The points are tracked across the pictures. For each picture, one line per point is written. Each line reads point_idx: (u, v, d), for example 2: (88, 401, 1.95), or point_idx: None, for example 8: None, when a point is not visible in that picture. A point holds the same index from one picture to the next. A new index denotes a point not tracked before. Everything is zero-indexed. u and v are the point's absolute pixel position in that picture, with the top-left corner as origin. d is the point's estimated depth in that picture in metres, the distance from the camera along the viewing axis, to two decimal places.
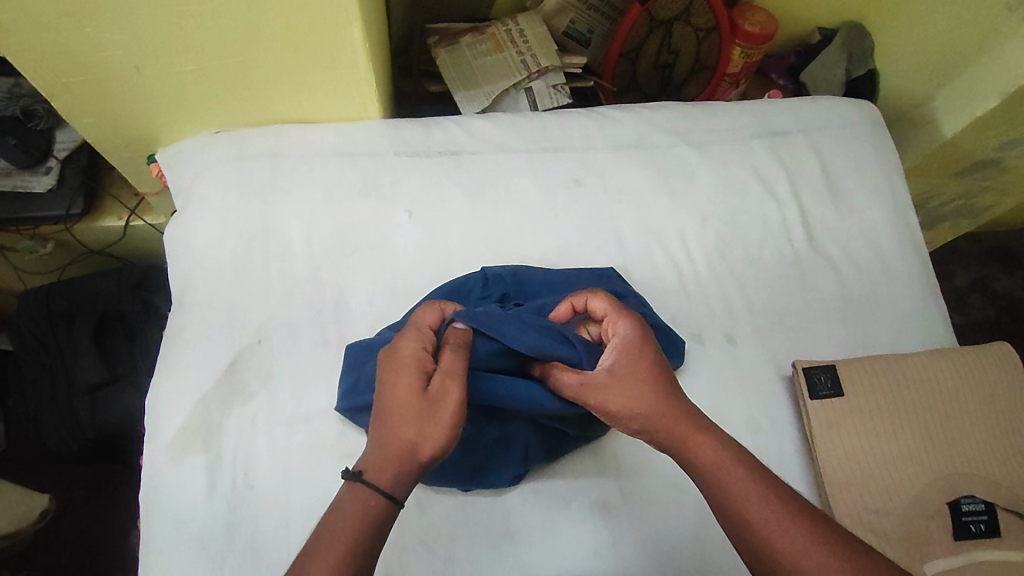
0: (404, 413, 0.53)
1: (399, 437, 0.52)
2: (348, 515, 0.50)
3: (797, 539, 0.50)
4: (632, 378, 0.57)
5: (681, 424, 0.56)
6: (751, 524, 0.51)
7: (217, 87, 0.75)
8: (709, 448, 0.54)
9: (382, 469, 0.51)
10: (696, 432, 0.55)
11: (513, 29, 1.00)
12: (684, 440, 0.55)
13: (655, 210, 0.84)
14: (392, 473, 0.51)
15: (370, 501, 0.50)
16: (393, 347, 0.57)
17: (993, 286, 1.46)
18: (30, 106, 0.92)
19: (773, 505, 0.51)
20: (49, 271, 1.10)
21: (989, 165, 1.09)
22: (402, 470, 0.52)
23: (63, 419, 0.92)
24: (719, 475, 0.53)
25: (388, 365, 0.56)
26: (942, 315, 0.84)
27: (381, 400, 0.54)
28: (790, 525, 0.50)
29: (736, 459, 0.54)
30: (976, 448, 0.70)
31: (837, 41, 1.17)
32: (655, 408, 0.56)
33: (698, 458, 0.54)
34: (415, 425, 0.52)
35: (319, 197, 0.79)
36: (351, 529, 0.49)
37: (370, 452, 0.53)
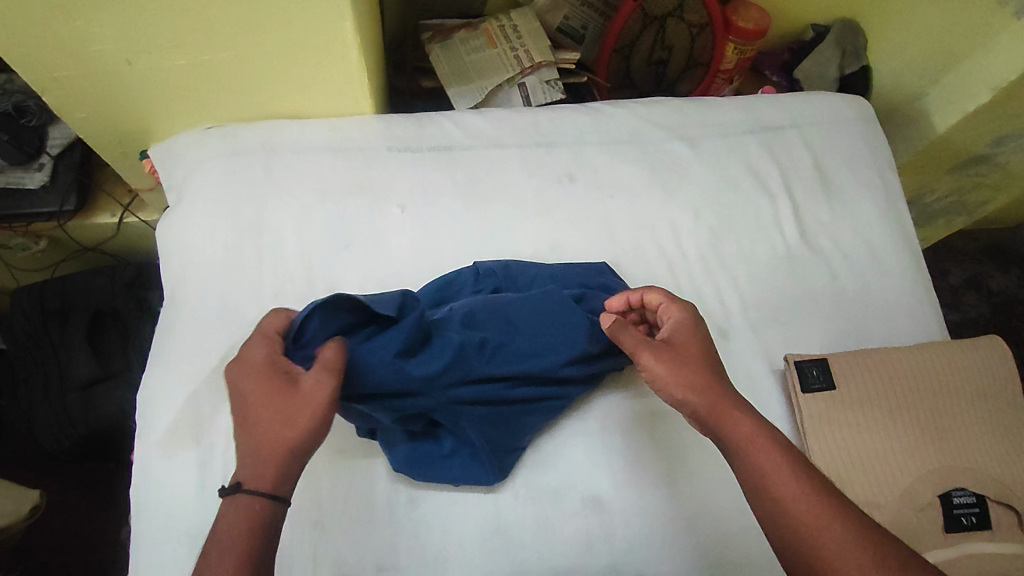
0: (274, 415, 0.50)
1: (269, 439, 0.50)
2: (232, 525, 0.47)
3: (815, 510, 0.49)
4: (682, 355, 0.59)
5: (720, 401, 0.56)
6: (777, 500, 0.50)
7: (210, 81, 0.75)
8: (742, 424, 0.55)
9: (260, 472, 0.49)
10: (733, 409, 0.56)
11: (506, 25, 1.01)
12: (720, 416, 0.55)
13: (648, 205, 0.84)
14: (271, 475, 0.49)
15: (255, 506, 0.48)
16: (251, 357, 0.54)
17: (988, 284, 1.47)
18: (23, 102, 0.92)
19: (796, 479, 0.50)
20: (42, 268, 1.10)
21: (982, 161, 1.09)
22: (281, 470, 0.49)
23: (56, 416, 0.92)
24: (750, 450, 0.53)
25: (248, 374, 0.53)
26: (935, 309, 0.84)
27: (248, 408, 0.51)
28: (810, 498, 0.49)
29: (766, 435, 0.54)
30: (968, 441, 0.71)
31: (829, 39, 1.17)
32: (696, 384, 0.57)
33: (733, 435, 0.54)
34: (288, 426, 0.50)
35: (312, 192, 0.79)
36: (243, 537, 0.47)
37: (248, 461, 0.50)
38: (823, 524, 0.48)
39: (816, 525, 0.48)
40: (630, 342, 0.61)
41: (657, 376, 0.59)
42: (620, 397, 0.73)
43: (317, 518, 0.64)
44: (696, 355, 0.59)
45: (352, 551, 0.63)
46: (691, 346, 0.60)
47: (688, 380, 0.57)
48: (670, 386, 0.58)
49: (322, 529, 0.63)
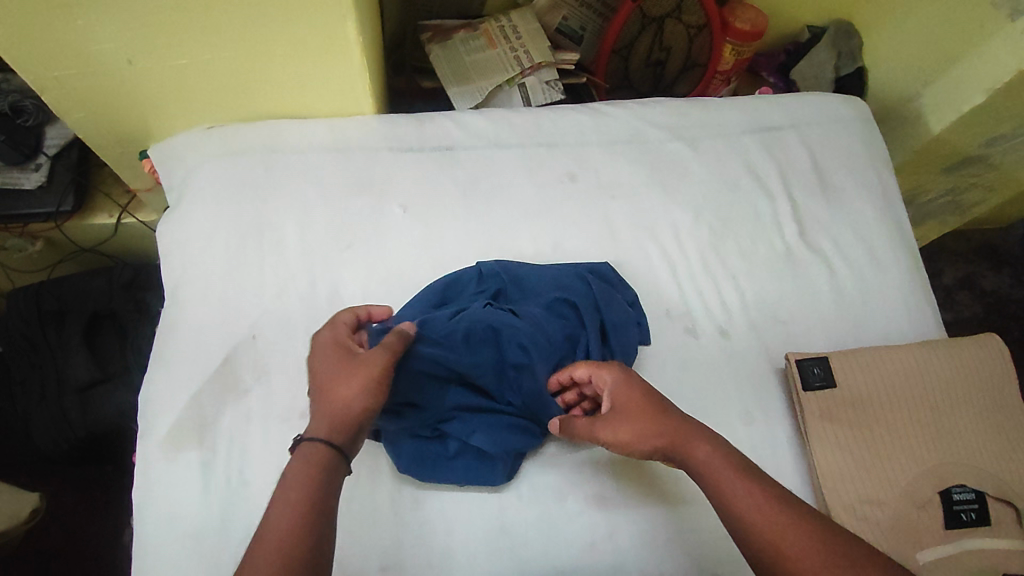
0: (336, 378, 0.55)
1: (339, 399, 0.53)
2: (294, 476, 0.50)
3: (774, 527, 0.51)
4: (627, 422, 0.59)
5: (676, 437, 0.58)
6: (740, 521, 0.52)
7: (210, 81, 0.75)
8: (702, 450, 0.57)
9: (327, 428, 0.52)
10: (693, 437, 0.57)
11: (506, 25, 1.01)
12: (683, 447, 0.57)
13: (648, 205, 0.84)
14: (329, 424, 0.52)
15: (318, 454, 0.51)
16: (322, 346, 0.59)
17: (981, 283, 1.48)
18: (19, 102, 0.90)
19: (757, 499, 0.53)
20: (39, 269, 1.09)
21: (976, 161, 1.10)
22: (349, 426, 0.53)
23: (53, 418, 0.91)
24: (712, 475, 0.55)
25: (321, 355, 0.58)
26: (933, 308, 0.85)
27: (317, 379, 0.55)
28: (773, 517, 0.52)
29: (725, 459, 0.56)
30: (966, 439, 0.71)
31: (825, 40, 1.19)
32: (650, 436, 0.58)
33: (696, 460, 0.56)
34: (347, 386, 0.54)
35: (313, 192, 0.79)
36: (303, 483, 0.49)
37: (315, 418, 0.53)
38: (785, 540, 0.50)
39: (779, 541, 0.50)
40: (580, 429, 0.61)
41: (617, 446, 0.59)
42: None
43: None
44: (639, 412, 0.59)
45: (356, 551, 0.63)
46: (630, 403, 0.60)
47: (643, 438, 0.58)
48: (633, 452, 0.59)
49: None
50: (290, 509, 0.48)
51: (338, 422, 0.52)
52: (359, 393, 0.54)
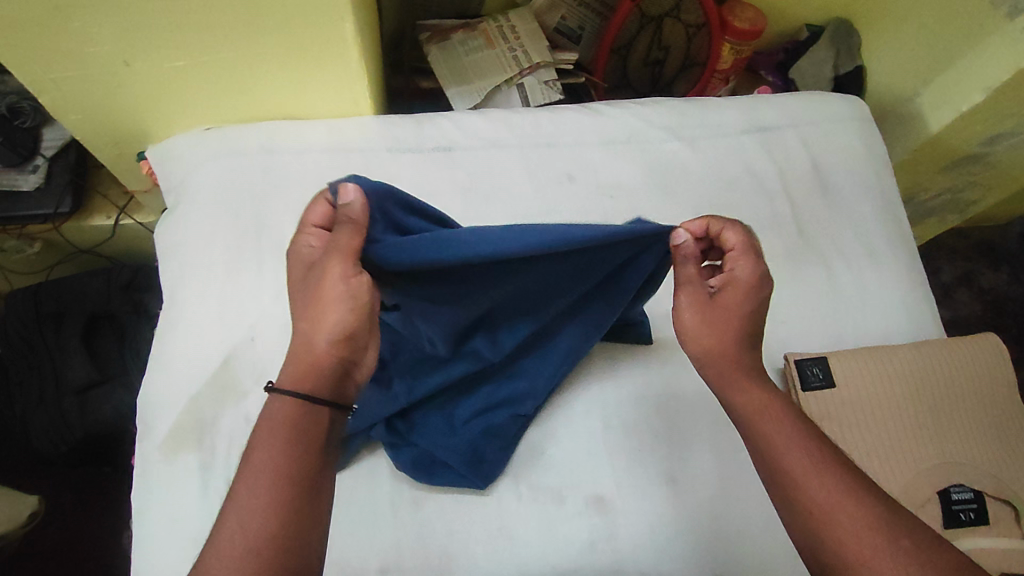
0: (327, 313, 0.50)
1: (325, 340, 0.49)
2: (272, 430, 0.48)
3: (817, 482, 0.50)
4: (720, 316, 0.58)
5: (734, 370, 0.58)
6: (784, 472, 0.52)
7: (206, 81, 0.74)
8: (745, 396, 0.57)
9: (302, 380, 0.49)
10: (743, 378, 0.57)
11: (504, 25, 1.00)
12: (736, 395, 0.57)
13: (647, 205, 0.84)
14: (308, 378, 0.49)
15: (296, 408, 0.48)
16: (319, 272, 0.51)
17: (979, 281, 1.48)
18: (16, 103, 0.90)
19: (810, 455, 0.52)
20: (37, 271, 1.09)
21: (975, 159, 1.10)
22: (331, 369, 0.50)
23: (52, 420, 0.91)
24: (760, 422, 0.55)
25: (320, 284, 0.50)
26: (930, 307, 0.85)
27: (313, 319, 0.50)
28: (820, 470, 0.51)
29: (778, 414, 0.55)
30: (963, 437, 0.72)
31: (823, 39, 1.19)
32: (720, 345, 0.58)
33: (740, 405, 0.56)
34: (336, 324, 0.49)
35: (311, 192, 0.79)
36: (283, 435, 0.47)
37: (310, 367, 0.49)
38: (830, 502, 0.49)
39: (822, 497, 0.49)
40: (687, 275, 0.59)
41: (682, 324, 0.60)
42: (621, 395, 0.73)
43: None
44: (732, 321, 0.58)
45: (356, 552, 0.63)
46: (730, 307, 0.58)
47: (713, 338, 0.58)
48: (691, 338, 0.60)
49: None
50: (272, 467, 0.46)
51: (316, 370, 0.49)
52: (346, 299, 0.50)
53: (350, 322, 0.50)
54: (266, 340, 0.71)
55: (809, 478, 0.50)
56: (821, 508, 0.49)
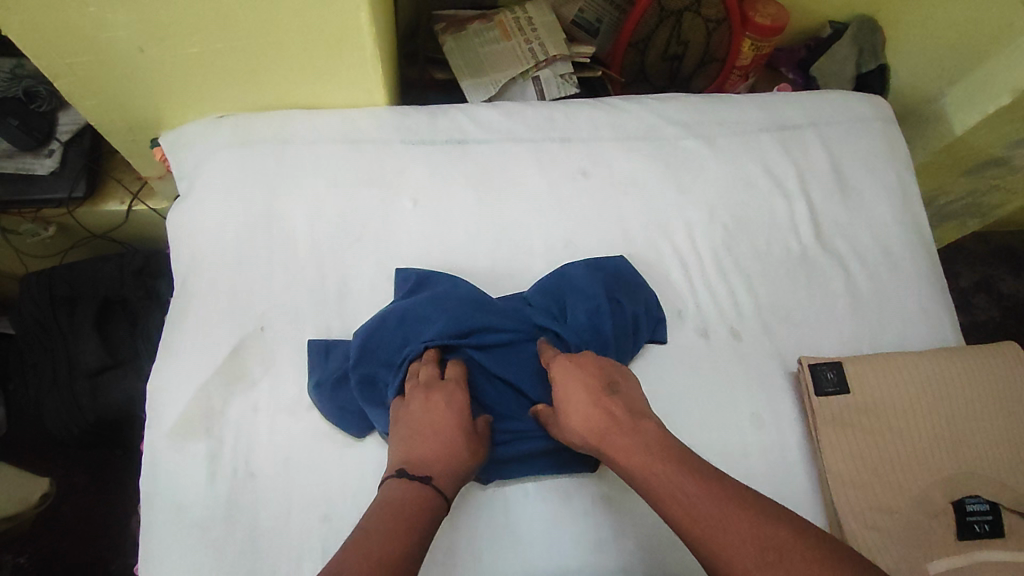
0: (442, 425, 0.59)
1: (450, 441, 0.58)
2: (400, 503, 0.52)
3: (688, 501, 0.51)
4: (571, 400, 0.60)
5: (597, 419, 0.58)
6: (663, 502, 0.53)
7: (221, 69, 0.74)
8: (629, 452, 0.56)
9: (442, 469, 0.56)
10: (621, 438, 0.57)
11: (521, 17, 0.99)
12: (608, 439, 0.57)
13: (662, 202, 0.83)
14: (443, 471, 0.56)
15: (427, 495, 0.54)
16: (441, 390, 0.61)
17: (998, 287, 1.45)
18: (32, 88, 0.90)
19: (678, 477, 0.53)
20: (51, 255, 1.10)
21: (999, 163, 1.07)
22: (453, 471, 0.56)
23: (64, 403, 0.92)
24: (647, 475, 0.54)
25: (442, 401, 0.60)
26: (951, 312, 0.83)
27: (435, 421, 0.59)
28: (681, 489, 0.52)
29: (648, 451, 0.55)
30: (982, 449, 0.70)
31: (846, 37, 1.15)
32: (593, 425, 0.58)
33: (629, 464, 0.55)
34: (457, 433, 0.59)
35: (323, 183, 0.78)
36: (411, 510, 0.52)
37: (433, 461, 0.56)
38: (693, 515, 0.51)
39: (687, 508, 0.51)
40: (541, 402, 0.63)
41: (563, 430, 0.60)
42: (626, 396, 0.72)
43: (325, 512, 0.64)
44: (580, 408, 0.59)
45: None
46: (572, 405, 0.59)
47: (576, 410, 0.59)
48: (571, 433, 0.59)
49: (331, 523, 0.64)
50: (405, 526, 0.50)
51: (442, 467, 0.56)
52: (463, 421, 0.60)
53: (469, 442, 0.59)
54: (274, 331, 0.71)
55: (684, 501, 0.52)
56: (688, 523, 0.51)
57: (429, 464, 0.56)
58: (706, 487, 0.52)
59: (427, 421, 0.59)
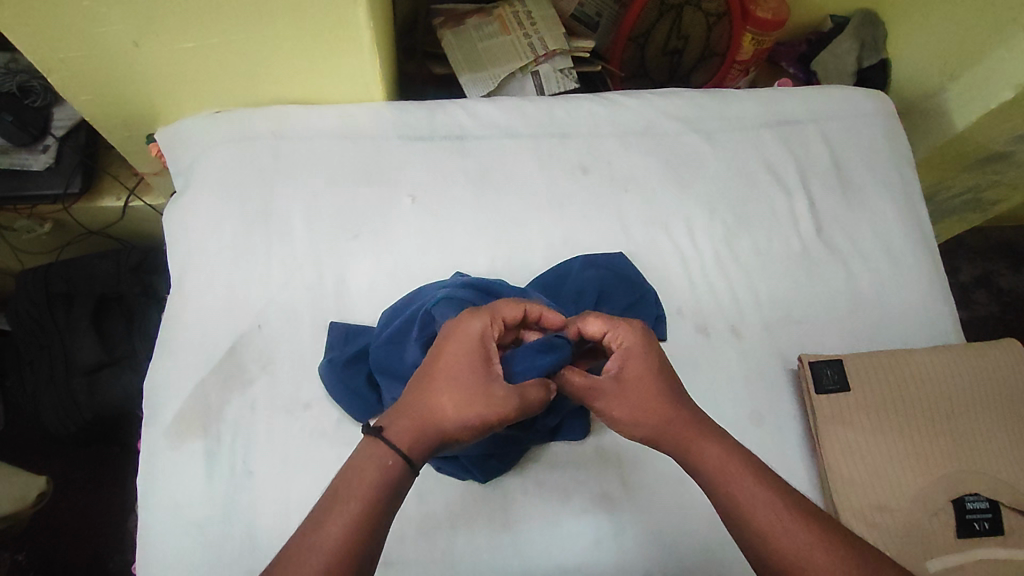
0: (442, 378, 0.53)
1: (438, 396, 0.52)
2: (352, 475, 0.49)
3: (774, 513, 0.51)
4: (634, 392, 0.56)
5: (663, 412, 0.56)
6: (737, 507, 0.52)
7: (215, 64, 0.73)
8: (711, 450, 0.55)
9: (412, 435, 0.51)
10: (698, 438, 0.55)
11: (520, 10, 0.98)
12: (681, 435, 0.56)
13: (663, 199, 0.82)
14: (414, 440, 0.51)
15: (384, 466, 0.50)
16: (466, 327, 0.54)
17: (998, 282, 1.45)
18: (27, 82, 0.90)
19: (762, 488, 0.52)
20: (47, 250, 1.09)
21: (1000, 158, 1.07)
22: (426, 438, 0.51)
23: (61, 400, 0.92)
24: (726, 484, 0.53)
25: (459, 343, 0.54)
26: (950, 309, 0.83)
27: (437, 370, 0.53)
28: (769, 499, 0.52)
29: (733, 459, 0.54)
30: (982, 448, 0.70)
31: (848, 30, 1.14)
32: (651, 421, 0.56)
33: (704, 462, 0.54)
34: (449, 392, 0.52)
35: (321, 180, 0.77)
36: (364, 483, 0.49)
37: (406, 419, 0.52)
38: (779, 528, 0.50)
39: (773, 526, 0.51)
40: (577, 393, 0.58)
41: (611, 418, 0.57)
42: None
43: None
44: (645, 394, 0.56)
45: None
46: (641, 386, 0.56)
47: (633, 406, 0.56)
48: (622, 425, 0.57)
49: None
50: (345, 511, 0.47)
51: (414, 430, 0.51)
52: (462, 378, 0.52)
53: (460, 408, 0.52)
54: (271, 328, 0.71)
55: (771, 519, 0.51)
56: (770, 528, 0.51)
57: (405, 427, 0.51)
58: (791, 501, 0.52)
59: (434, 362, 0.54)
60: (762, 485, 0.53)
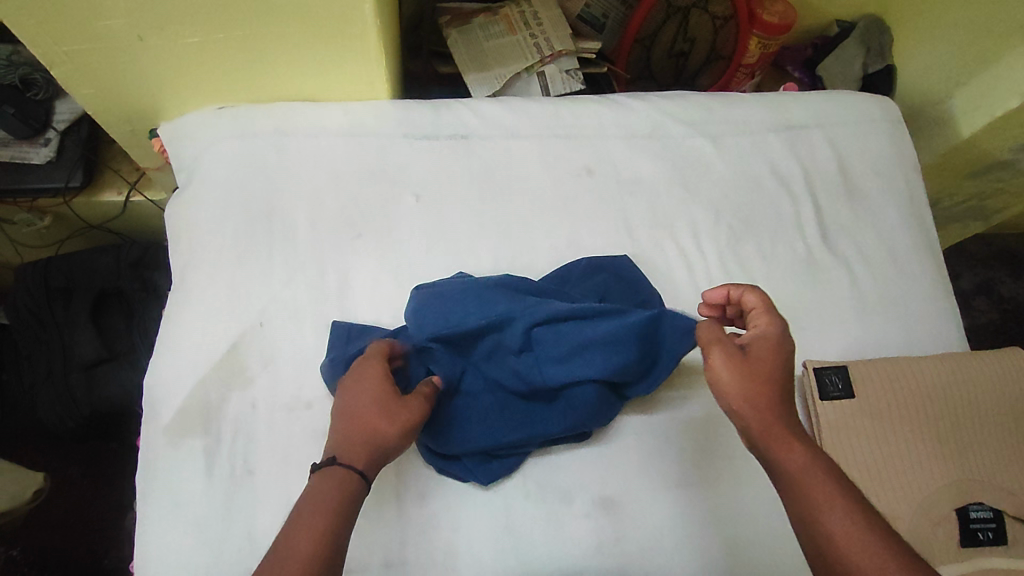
0: (365, 403, 0.55)
1: (367, 418, 0.54)
2: (310, 498, 0.49)
3: (850, 522, 0.46)
4: (759, 365, 0.54)
5: (763, 393, 0.53)
6: (817, 513, 0.47)
7: (222, 59, 0.73)
8: (797, 456, 0.50)
9: (357, 453, 0.53)
10: (791, 438, 0.51)
11: (526, 11, 0.97)
12: (771, 427, 0.52)
13: (668, 202, 0.82)
14: (362, 454, 0.53)
15: (339, 478, 0.50)
16: (364, 364, 0.59)
17: (999, 290, 1.45)
18: (29, 75, 0.88)
19: (843, 498, 0.47)
20: (47, 245, 1.08)
21: (1004, 166, 1.07)
22: (373, 453, 0.53)
23: (59, 395, 0.91)
24: (802, 487, 0.48)
25: (363, 377, 0.57)
26: (955, 318, 0.82)
27: (359, 398, 0.56)
28: (847, 507, 0.47)
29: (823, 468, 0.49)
30: (986, 457, 0.70)
31: (854, 36, 1.14)
32: (752, 396, 0.53)
33: (788, 464, 0.50)
34: (374, 412, 0.55)
35: (325, 177, 0.77)
36: (321, 498, 0.49)
37: (349, 441, 0.53)
38: (853, 540, 0.45)
39: (845, 533, 0.45)
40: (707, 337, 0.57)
41: (713, 378, 0.55)
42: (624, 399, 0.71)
43: None
44: (766, 373, 0.54)
45: (359, 547, 0.62)
46: (769, 360, 0.54)
47: (750, 378, 0.53)
48: (724, 390, 0.54)
49: None
50: (307, 532, 0.46)
51: (361, 449, 0.53)
52: (382, 399, 0.56)
53: (388, 424, 0.54)
54: (273, 326, 0.70)
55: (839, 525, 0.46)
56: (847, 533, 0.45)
57: (342, 445, 0.53)
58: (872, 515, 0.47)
59: (345, 396, 0.57)
60: (842, 492, 0.48)
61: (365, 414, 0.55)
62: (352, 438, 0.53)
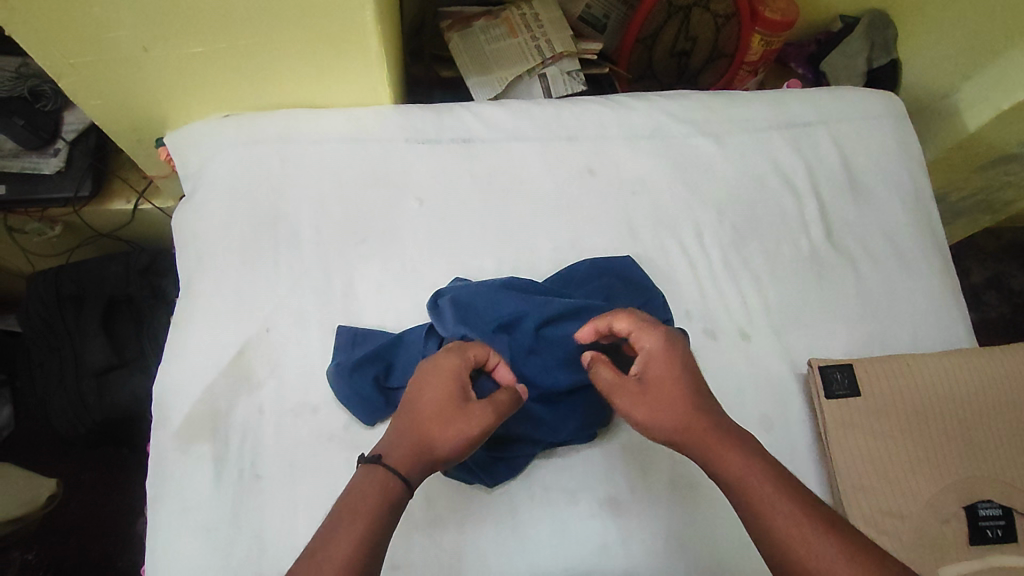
0: (431, 405, 0.54)
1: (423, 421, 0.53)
2: (350, 496, 0.49)
3: (797, 525, 0.48)
4: (660, 392, 0.56)
5: (684, 416, 0.54)
6: (762, 518, 0.49)
7: (225, 67, 0.73)
8: (737, 464, 0.52)
9: (405, 454, 0.52)
10: (725, 447, 0.53)
11: (527, 13, 0.97)
12: (704, 443, 0.53)
13: (670, 202, 0.82)
14: (408, 458, 0.52)
15: (382, 481, 0.50)
16: (443, 360, 0.56)
17: (1009, 284, 1.44)
18: (37, 87, 0.88)
19: (786, 499, 0.49)
20: (57, 253, 1.10)
21: (1012, 160, 1.06)
22: (420, 457, 0.52)
23: (71, 402, 0.92)
24: (747, 494, 0.50)
25: (434, 376, 0.55)
26: (963, 315, 0.82)
27: (422, 398, 0.54)
28: (791, 508, 0.49)
29: (762, 470, 0.51)
30: (995, 454, 0.69)
31: (859, 30, 1.12)
32: (675, 425, 0.54)
33: (727, 474, 0.52)
34: (434, 417, 0.53)
35: (329, 183, 0.78)
36: (362, 500, 0.49)
37: (403, 440, 0.53)
38: (806, 544, 0.47)
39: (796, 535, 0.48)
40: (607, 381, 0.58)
41: (632, 420, 0.56)
42: None
43: None
44: (674, 396, 0.55)
45: None
46: (669, 385, 0.56)
47: (662, 408, 0.55)
48: (647, 428, 0.55)
49: None
50: (343, 534, 0.47)
51: (410, 452, 0.52)
52: (445, 403, 0.54)
53: (445, 433, 0.52)
54: (278, 331, 0.71)
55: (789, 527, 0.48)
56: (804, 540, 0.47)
57: (395, 442, 0.53)
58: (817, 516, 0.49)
59: (413, 393, 0.55)
60: (783, 494, 0.50)
61: (427, 417, 0.53)
62: (405, 441, 0.53)
